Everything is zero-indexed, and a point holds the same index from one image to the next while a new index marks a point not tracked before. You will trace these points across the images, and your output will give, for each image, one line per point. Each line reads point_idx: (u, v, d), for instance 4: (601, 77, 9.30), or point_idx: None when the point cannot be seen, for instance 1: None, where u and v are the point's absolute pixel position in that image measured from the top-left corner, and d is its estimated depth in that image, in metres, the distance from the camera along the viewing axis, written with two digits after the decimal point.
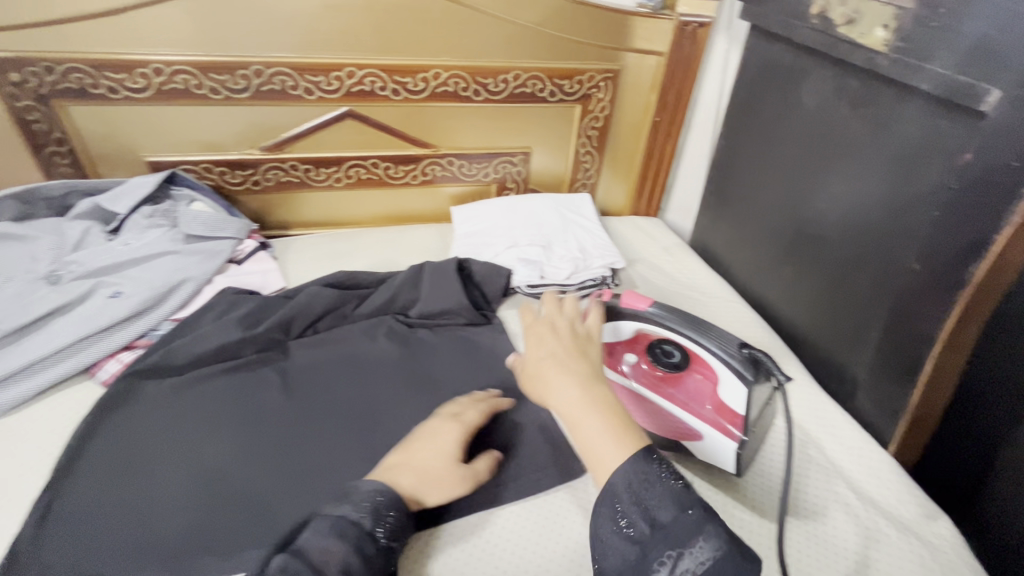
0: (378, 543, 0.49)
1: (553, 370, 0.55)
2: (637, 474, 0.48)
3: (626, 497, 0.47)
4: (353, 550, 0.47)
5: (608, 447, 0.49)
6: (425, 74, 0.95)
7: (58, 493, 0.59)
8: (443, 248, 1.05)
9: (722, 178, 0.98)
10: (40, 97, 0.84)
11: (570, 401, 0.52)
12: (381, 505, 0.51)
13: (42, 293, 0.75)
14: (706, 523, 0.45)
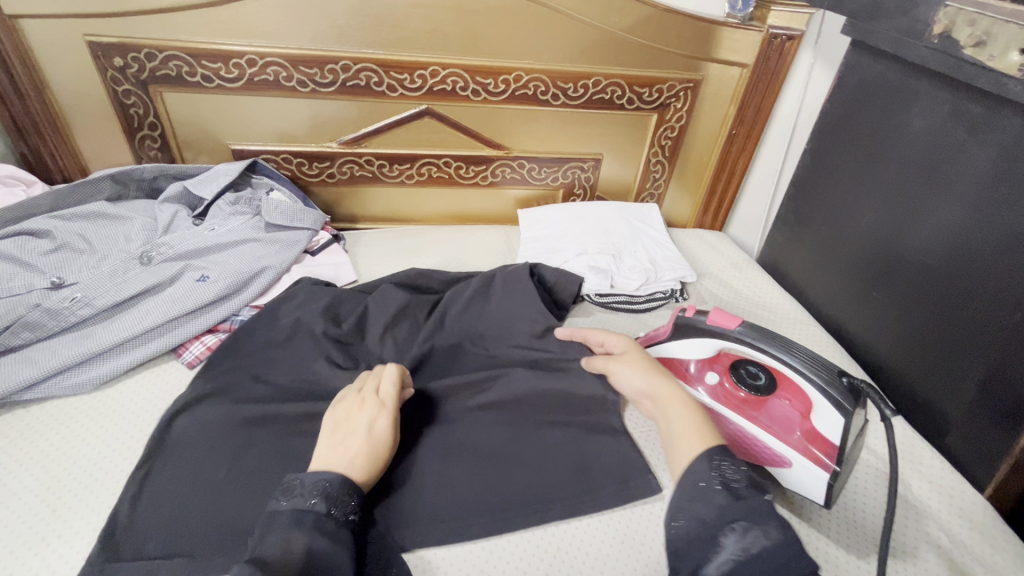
0: (340, 520, 0.48)
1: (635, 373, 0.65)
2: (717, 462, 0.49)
3: (702, 478, 0.48)
4: (316, 533, 0.46)
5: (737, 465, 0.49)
6: (507, 76, 0.94)
7: (150, 469, 0.61)
8: (510, 251, 1.05)
9: (808, 198, 0.97)
10: (139, 82, 0.87)
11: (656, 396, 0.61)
12: (331, 488, 0.49)
13: (135, 273, 0.78)
14: (729, 493, 0.47)
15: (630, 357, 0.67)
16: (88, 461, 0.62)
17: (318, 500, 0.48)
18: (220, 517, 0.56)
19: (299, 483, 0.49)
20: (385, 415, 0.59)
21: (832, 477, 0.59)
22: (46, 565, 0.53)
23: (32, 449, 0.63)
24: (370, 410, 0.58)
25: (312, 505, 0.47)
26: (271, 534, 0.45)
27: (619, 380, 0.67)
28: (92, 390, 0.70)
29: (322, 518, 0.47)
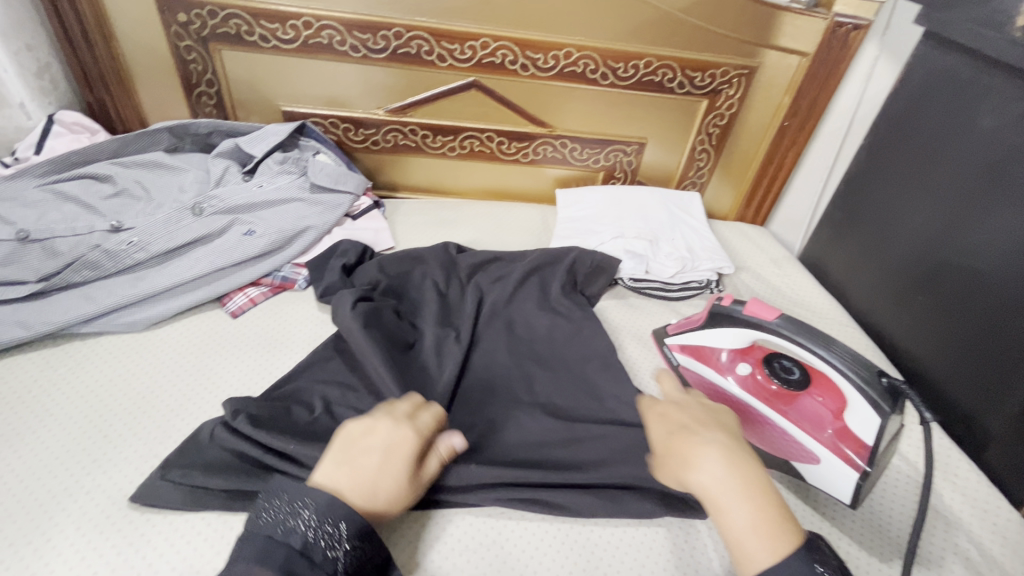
0: (317, 557, 0.43)
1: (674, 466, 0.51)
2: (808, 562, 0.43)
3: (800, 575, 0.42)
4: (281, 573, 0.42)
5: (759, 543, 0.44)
6: (557, 52, 0.93)
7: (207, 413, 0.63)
8: (545, 230, 1.05)
9: (858, 195, 0.94)
10: (200, 39, 0.90)
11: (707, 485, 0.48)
12: (314, 513, 0.45)
13: (186, 223, 0.80)
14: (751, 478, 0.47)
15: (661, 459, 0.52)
16: (137, 395, 0.66)
17: (293, 530, 0.44)
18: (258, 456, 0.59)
19: (282, 501, 0.46)
20: (411, 443, 0.51)
21: (862, 476, 0.58)
22: (98, 485, 0.56)
23: (88, 378, 0.67)
24: (400, 433, 0.52)
25: (287, 537, 0.44)
26: (238, 564, 0.42)
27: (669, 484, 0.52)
28: (143, 330, 0.74)
29: (291, 557, 0.43)
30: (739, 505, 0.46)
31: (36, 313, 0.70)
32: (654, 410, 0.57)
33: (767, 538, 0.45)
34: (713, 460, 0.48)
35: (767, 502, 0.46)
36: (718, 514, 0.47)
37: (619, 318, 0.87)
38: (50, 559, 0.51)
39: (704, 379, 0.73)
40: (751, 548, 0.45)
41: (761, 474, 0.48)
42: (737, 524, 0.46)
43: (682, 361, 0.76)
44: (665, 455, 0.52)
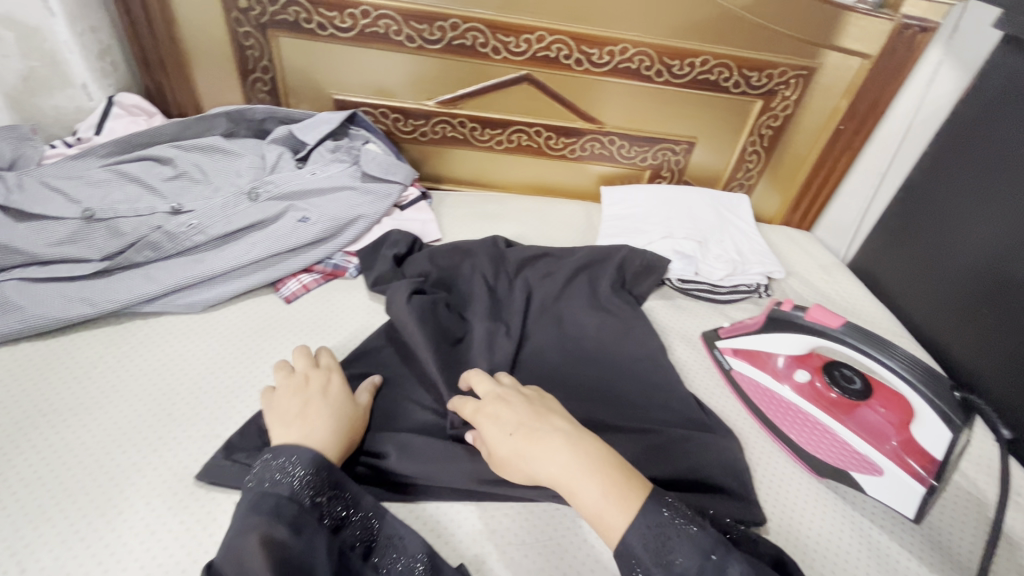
0: (303, 503, 0.47)
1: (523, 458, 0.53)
2: (657, 511, 0.47)
3: (664, 528, 0.46)
4: (272, 518, 0.45)
5: (616, 512, 0.47)
6: (613, 48, 0.92)
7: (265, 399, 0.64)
8: (590, 227, 1.04)
9: (918, 204, 0.92)
10: (259, 25, 0.90)
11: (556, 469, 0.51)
12: (298, 466, 0.50)
13: (244, 207, 0.81)
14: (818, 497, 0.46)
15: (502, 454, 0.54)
16: (198, 376, 0.67)
17: (279, 481, 0.48)
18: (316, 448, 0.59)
19: (270, 459, 0.50)
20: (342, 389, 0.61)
21: (930, 492, 0.57)
22: (164, 462, 0.57)
23: (150, 357, 0.68)
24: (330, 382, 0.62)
25: (276, 487, 0.48)
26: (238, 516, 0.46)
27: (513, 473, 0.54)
28: (201, 311, 0.75)
29: (280, 502, 0.47)
30: (587, 483, 0.49)
31: (100, 290, 0.71)
32: (483, 407, 0.58)
33: (617, 503, 0.48)
34: (556, 446, 0.52)
35: (610, 471, 0.50)
36: (573, 498, 0.50)
37: (667, 318, 0.86)
38: (122, 532, 0.52)
39: (760, 384, 0.72)
40: (607, 519, 0.48)
41: (601, 446, 0.53)
42: (591, 500, 0.48)
43: (734, 366, 0.75)
44: (517, 455, 0.53)
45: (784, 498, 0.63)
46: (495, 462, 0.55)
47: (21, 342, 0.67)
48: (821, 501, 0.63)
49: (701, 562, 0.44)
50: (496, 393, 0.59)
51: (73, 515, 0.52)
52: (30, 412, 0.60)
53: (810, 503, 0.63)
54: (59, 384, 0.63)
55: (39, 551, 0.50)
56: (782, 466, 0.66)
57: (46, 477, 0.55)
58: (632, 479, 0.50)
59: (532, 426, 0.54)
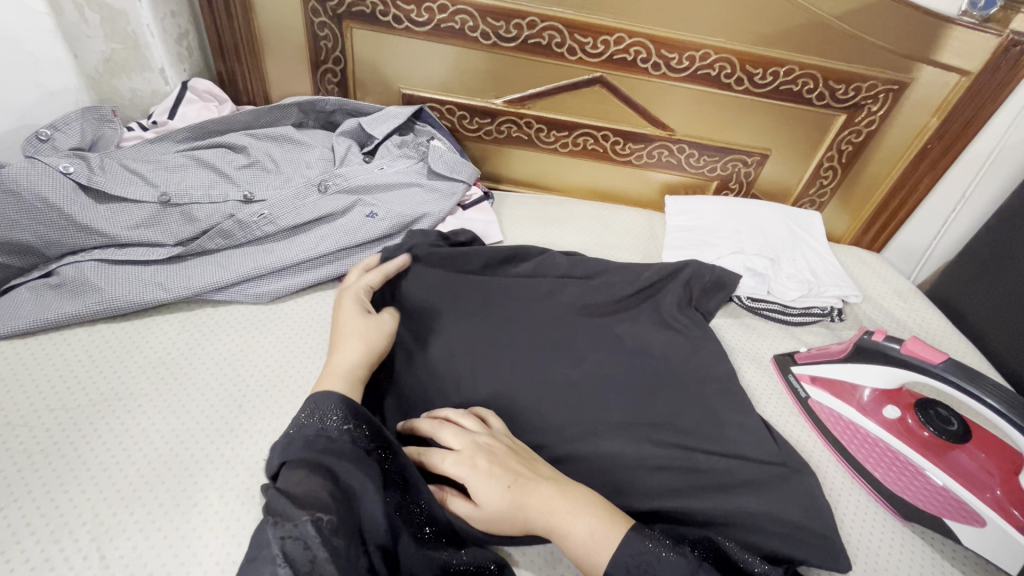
0: (333, 432, 0.47)
1: (515, 510, 0.48)
2: (639, 540, 0.46)
3: (644, 555, 0.46)
4: (308, 455, 0.45)
5: (603, 545, 0.46)
6: (694, 53, 0.89)
7: None
8: (653, 238, 1.01)
9: (1010, 234, 0.87)
10: (335, 16, 0.90)
11: (551, 513, 0.48)
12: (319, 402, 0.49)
13: (313, 199, 0.80)
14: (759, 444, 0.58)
15: (489, 508, 0.49)
16: (267, 368, 0.66)
17: (305, 422, 0.48)
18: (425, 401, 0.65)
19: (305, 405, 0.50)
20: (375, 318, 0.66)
21: None
22: (236, 455, 0.57)
23: (218, 347, 0.68)
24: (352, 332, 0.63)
25: (302, 425, 0.48)
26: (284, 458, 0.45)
27: (493, 525, 0.50)
28: (269, 302, 0.75)
29: (308, 438, 0.46)
30: (578, 521, 0.47)
31: (175, 275, 0.71)
32: (466, 455, 0.51)
33: (605, 540, 0.47)
34: (550, 492, 0.49)
35: (597, 510, 0.49)
36: (561, 539, 0.48)
37: (735, 336, 0.83)
38: (197, 523, 0.51)
39: (843, 416, 0.69)
40: (594, 554, 0.46)
41: (587, 488, 0.52)
42: (579, 539, 0.47)
43: (812, 394, 0.72)
44: (509, 507, 0.48)
45: (867, 541, 0.59)
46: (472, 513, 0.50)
47: (97, 323, 0.68)
48: (910, 547, 0.59)
49: None
50: (475, 441, 0.53)
51: (150, 504, 0.52)
52: (106, 396, 0.60)
53: (899, 551, 0.58)
54: (133, 368, 0.63)
55: (117, 538, 0.49)
56: (867, 505, 0.62)
57: (123, 462, 0.55)
58: (614, 513, 0.49)
59: (525, 477, 0.50)
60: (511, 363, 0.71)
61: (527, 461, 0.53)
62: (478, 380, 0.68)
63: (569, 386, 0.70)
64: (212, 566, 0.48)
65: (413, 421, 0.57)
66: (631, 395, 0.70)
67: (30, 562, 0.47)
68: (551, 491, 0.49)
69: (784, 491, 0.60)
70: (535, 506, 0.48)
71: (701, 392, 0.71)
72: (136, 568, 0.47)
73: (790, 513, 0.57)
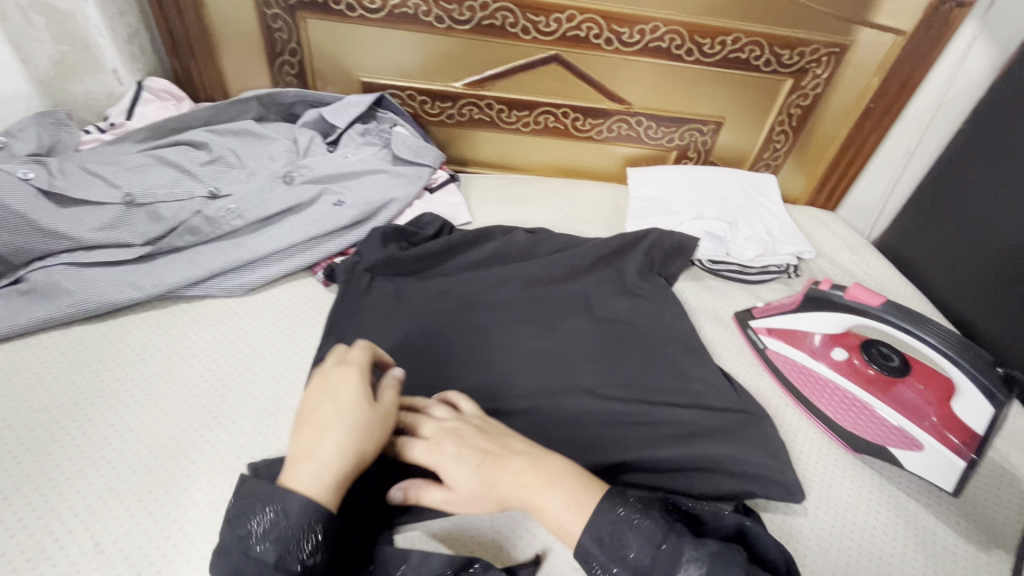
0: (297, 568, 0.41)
1: (490, 490, 0.49)
2: (611, 511, 0.47)
3: (616, 524, 0.47)
4: None
5: (574, 518, 0.47)
6: (644, 27, 0.91)
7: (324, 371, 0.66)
8: (618, 210, 1.04)
9: (947, 185, 0.92)
10: (288, 7, 0.90)
11: (523, 490, 0.49)
12: (282, 526, 0.42)
13: (279, 191, 0.82)
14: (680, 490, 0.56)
15: (463, 491, 0.50)
16: (245, 356, 0.68)
17: (263, 546, 0.41)
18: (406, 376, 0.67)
19: (258, 522, 0.42)
20: (361, 384, 0.50)
21: (970, 466, 0.58)
22: (220, 441, 0.59)
23: (197, 341, 0.69)
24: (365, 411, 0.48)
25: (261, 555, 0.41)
26: None
27: (469, 508, 0.50)
28: (243, 295, 0.76)
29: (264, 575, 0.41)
30: (551, 496, 0.48)
31: (145, 274, 0.72)
32: (437, 437, 0.53)
33: (578, 512, 0.48)
34: (520, 468, 0.50)
35: (569, 483, 0.49)
36: (538, 514, 0.49)
37: (698, 298, 0.87)
38: (187, 507, 0.53)
39: (797, 363, 0.73)
40: (568, 526, 0.47)
41: (561, 460, 0.52)
42: (554, 512, 0.48)
43: (769, 344, 0.76)
44: (482, 486, 0.49)
45: (819, 472, 0.64)
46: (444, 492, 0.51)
47: (72, 326, 0.68)
48: (859, 475, 0.65)
49: (653, 553, 0.46)
50: (444, 427, 0.54)
51: (140, 492, 0.54)
52: (89, 394, 0.61)
53: (848, 477, 0.64)
54: (111, 366, 0.65)
55: (110, 526, 0.51)
56: (820, 441, 0.68)
57: (109, 454, 0.56)
58: (589, 483, 0.50)
59: (494, 454, 0.52)
60: (482, 339, 0.74)
61: (493, 439, 0.53)
62: (453, 355, 0.71)
63: (540, 355, 0.73)
64: (204, 545, 0.51)
65: None
66: (599, 358, 0.74)
67: (25, 554, 0.48)
68: (522, 469, 0.50)
69: (744, 437, 0.64)
70: (504, 488, 0.49)
71: (667, 352, 0.75)
72: (130, 551, 0.50)
73: (749, 454, 0.62)
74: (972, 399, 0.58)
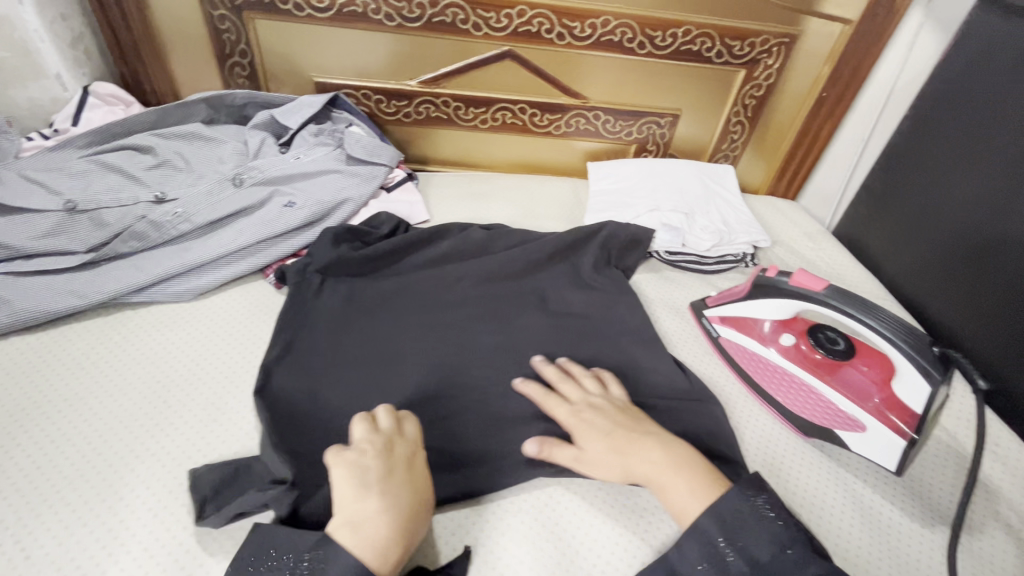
0: None
1: (622, 460, 0.56)
2: (744, 503, 0.50)
3: (743, 517, 0.49)
4: None
5: (693, 502, 0.52)
6: (595, 21, 0.91)
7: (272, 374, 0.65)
8: (578, 204, 1.04)
9: (897, 170, 0.93)
10: (234, 8, 0.89)
11: (651, 464, 0.55)
12: None
13: (229, 194, 0.80)
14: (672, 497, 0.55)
15: (598, 451, 0.56)
16: (191, 361, 0.67)
17: None
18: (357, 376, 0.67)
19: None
20: (419, 457, 0.54)
21: (909, 445, 0.59)
22: (162, 448, 0.58)
23: (143, 348, 0.68)
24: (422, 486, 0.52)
25: None
26: None
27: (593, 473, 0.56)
28: (192, 299, 0.75)
29: None
30: (676, 481, 0.53)
31: (88, 281, 0.71)
32: (579, 409, 0.61)
33: (700, 495, 0.52)
34: (653, 447, 0.56)
35: (696, 471, 0.54)
36: (660, 493, 0.54)
37: (655, 290, 0.87)
38: (124, 517, 0.52)
39: (749, 350, 0.74)
40: (687, 506, 0.52)
41: (688, 448, 0.57)
42: (677, 494, 0.52)
43: (722, 333, 0.77)
44: (614, 454, 0.56)
45: (768, 457, 0.65)
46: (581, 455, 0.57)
47: (11, 337, 0.67)
48: (807, 458, 0.65)
49: (776, 551, 0.47)
50: (590, 400, 0.62)
51: (76, 504, 0.53)
52: (26, 406, 0.60)
53: (797, 461, 0.65)
54: (51, 376, 0.63)
55: (43, 539, 0.50)
56: (769, 426, 0.68)
57: (44, 465, 0.55)
58: (712, 479, 0.54)
59: (629, 430, 0.58)
60: (436, 336, 0.74)
61: (625, 417, 0.60)
62: (405, 353, 0.71)
63: (493, 350, 0.73)
64: (141, 553, 0.50)
65: (540, 367, 0.68)
66: (553, 352, 0.73)
67: None
68: (658, 454, 0.56)
69: (693, 424, 0.64)
70: (636, 462, 0.55)
71: (620, 344, 0.75)
72: (63, 564, 0.49)
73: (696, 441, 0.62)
74: (913, 380, 0.59)
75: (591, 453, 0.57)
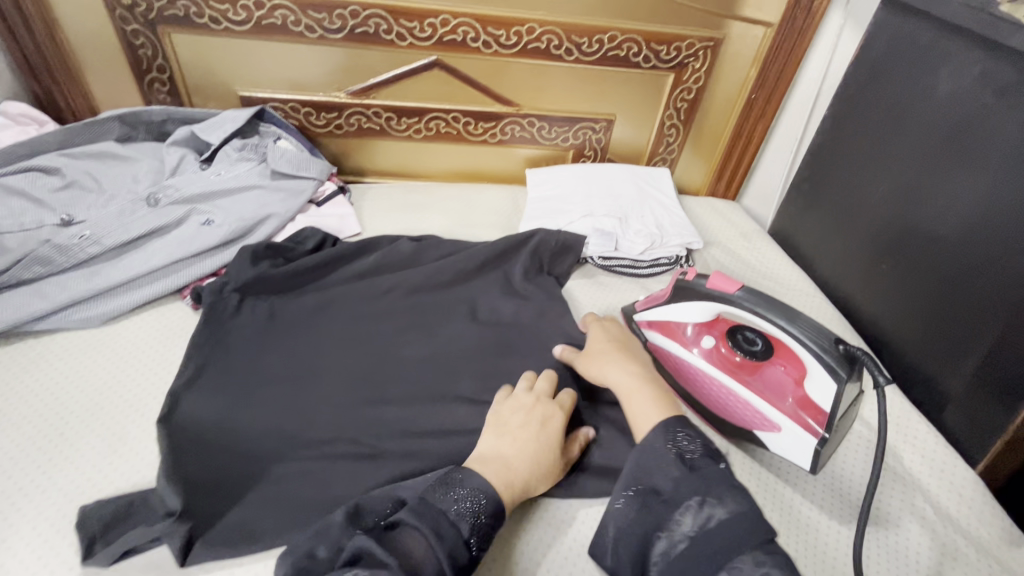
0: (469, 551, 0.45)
1: (608, 364, 0.62)
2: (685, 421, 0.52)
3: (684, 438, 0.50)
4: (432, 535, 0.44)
5: (647, 412, 0.54)
6: (520, 28, 0.92)
7: (179, 400, 0.63)
8: (515, 212, 1.03)
9: (820, 169, 0.95)
10: (148, 22, 0.87)
11: (624, 375, 0.60)
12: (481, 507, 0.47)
13: (141, 214, 0.79)
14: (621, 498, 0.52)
15: (597, 351, 0.65)
16: (93, 391, 0.64)
17: (459, 506, 0.47)
18: (269, 399, 0.65)
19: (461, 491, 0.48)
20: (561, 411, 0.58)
21: (820, 443, 0.60)
22: (54, 486, 0.55)
23: (43, 379, 0.65)
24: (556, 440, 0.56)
25: (454, 518, 0.46)
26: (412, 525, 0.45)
27: (587, 370, 0.64)
28: (101, 325, 0.72)
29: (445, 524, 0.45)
30: (636, 392, 0.57)
31: None
32: (606, 322, 0.71)
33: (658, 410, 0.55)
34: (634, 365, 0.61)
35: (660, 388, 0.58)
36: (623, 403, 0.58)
37: (587, 297, 0.87)
38: (4, 563, 0.49)
39: (671, 354, 0.73)
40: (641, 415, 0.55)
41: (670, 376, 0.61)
42: (637, 403, 0.56)
43: (651, 338, 0.76)
44: (603, 359, 0.63)
45: None
46: (581, 360, 0.66)
47: None
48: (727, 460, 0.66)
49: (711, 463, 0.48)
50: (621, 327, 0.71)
51: None
52: None
53: None
54: None
55: None
56: None
57: None
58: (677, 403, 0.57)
59: (628, 348, 0.65)
60: (357, 353, 0.72)
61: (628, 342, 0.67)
62: (323, 371, 0.69)
63: (416, 364, 0.71)
64: None
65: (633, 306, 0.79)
66: (478, 364, 0.72)
67: None
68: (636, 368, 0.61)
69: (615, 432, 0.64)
70: (612, 371, 0.61)
71: (547, 352, 0.74)
72: None
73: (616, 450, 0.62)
74: (824, 378, 0.60)
75: (592, 352, 0.65)
